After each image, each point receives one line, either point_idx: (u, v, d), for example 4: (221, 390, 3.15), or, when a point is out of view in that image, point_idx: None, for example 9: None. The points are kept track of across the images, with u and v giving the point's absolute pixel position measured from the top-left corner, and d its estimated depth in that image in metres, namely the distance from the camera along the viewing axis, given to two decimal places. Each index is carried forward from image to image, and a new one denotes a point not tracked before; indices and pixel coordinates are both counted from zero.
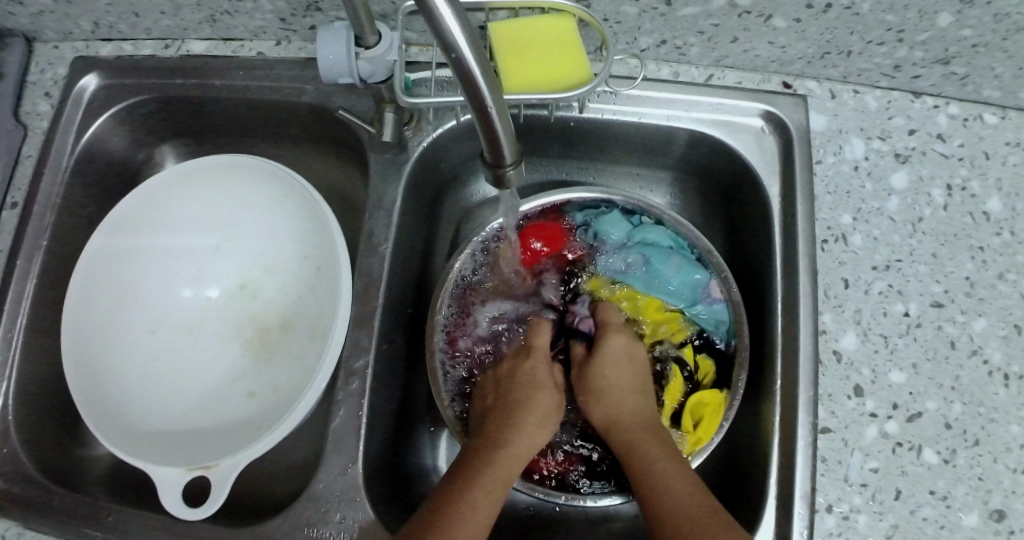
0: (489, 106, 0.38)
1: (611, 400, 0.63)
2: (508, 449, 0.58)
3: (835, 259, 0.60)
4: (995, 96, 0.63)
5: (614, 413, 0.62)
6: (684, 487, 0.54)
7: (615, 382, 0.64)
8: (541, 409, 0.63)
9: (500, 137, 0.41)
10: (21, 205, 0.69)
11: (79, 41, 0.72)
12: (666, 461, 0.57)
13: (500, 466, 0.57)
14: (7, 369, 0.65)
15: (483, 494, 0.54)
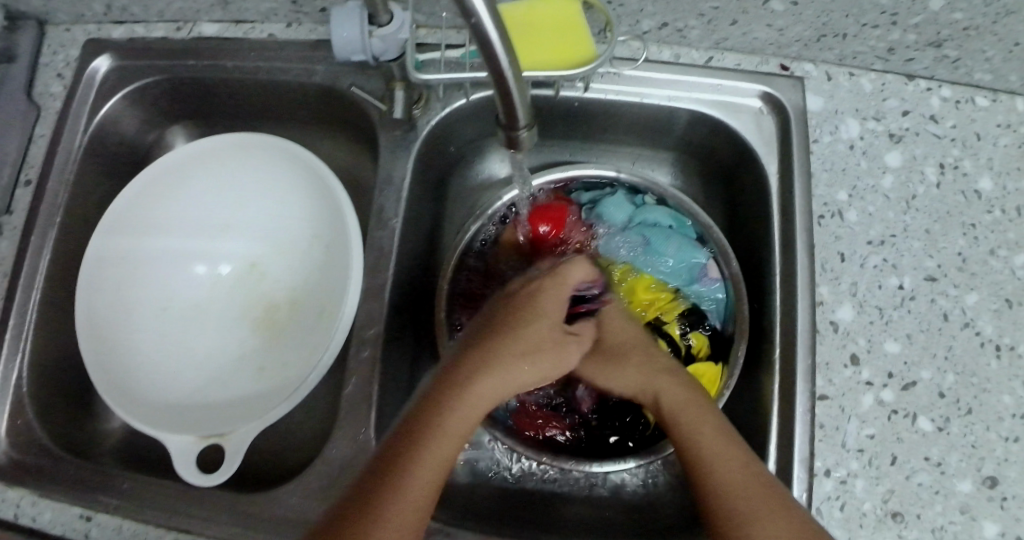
0: (506, 72, 0.40)
1: (607, 352, 0.57)
2: (484, 385, 0.50)
3: (831, 234, 0.62)
4: (987, 78, 0.65)
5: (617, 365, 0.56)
6: (719, 442, 0.49)
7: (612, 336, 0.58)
8: (538, 353, 0.53)
9: (514, 100, 0.42)
10: (35, 183, 0.70)
11: (91, 24, 0.74)
12: (689, 412, 0.51)
13: (469, 407, 0.49)
14: (22, 343, 0.66)
15: (444, 443, 0.47)
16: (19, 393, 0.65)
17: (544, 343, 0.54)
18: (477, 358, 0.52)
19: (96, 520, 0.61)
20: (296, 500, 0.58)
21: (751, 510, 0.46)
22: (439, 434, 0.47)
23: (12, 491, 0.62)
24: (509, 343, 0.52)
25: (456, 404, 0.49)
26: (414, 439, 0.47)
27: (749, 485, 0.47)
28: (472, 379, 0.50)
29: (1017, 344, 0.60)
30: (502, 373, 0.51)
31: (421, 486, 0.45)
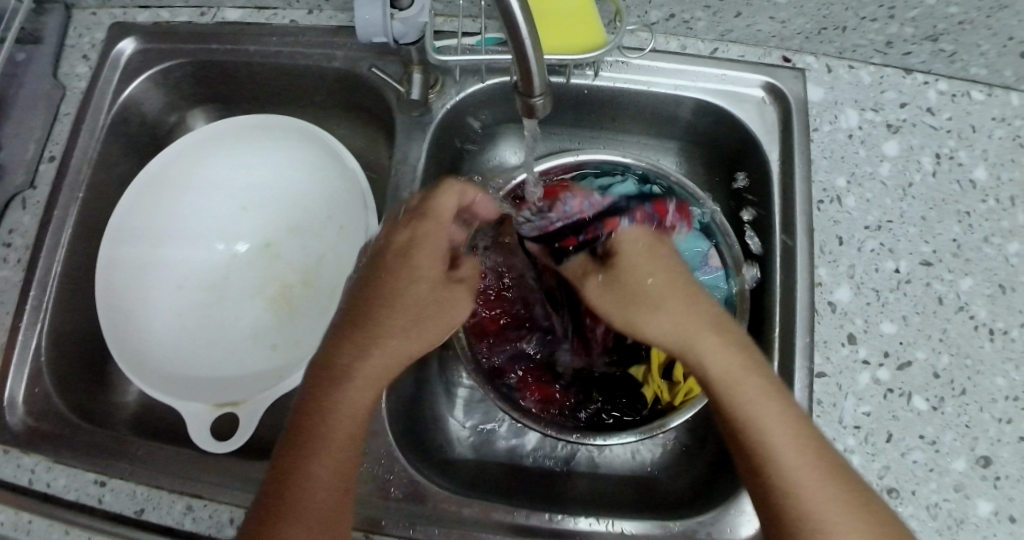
0: (527, 48, 0.43)
1: (648, 310, 0.53)
2: (359, 376, 0.51)
3: (830, 219, 0.64)
4: (982, 73, 0.67)
5: (657, 325, 0.52)
6: (778, 418, 0.47)
7: (650, 295, 0.54)
8: (414, 328, 0.54)
9: (533, 73, 0.45)
10: (59, 160, 0.72)
11: (116, 9, 0.76)
12: (746, 384, 0.49)
13: (351, 403, 0.51)
14: (41, 313, 0.67)
15: (340, 443, 0.50)
16: (37, 361, 0.66)
17: (418, 308, 0.55)
18: (352, 342, 0.53)
19: (110, 486, 0.61)
20: None
21: (816, 498, 0.45)
22: (332, 437, 0.50)
23: (29, 457, 0.63)
24: (384, 320, 0.53)
25: (339, 403, 0.50)
26: (312, 444, 0.50)
27: (805, 467, 0.46)
28: (350, 369, 0.51)
29: (1010, 328, 0.62)
30: (374, 357, 0.52)
31: (325, 493, 0.49)
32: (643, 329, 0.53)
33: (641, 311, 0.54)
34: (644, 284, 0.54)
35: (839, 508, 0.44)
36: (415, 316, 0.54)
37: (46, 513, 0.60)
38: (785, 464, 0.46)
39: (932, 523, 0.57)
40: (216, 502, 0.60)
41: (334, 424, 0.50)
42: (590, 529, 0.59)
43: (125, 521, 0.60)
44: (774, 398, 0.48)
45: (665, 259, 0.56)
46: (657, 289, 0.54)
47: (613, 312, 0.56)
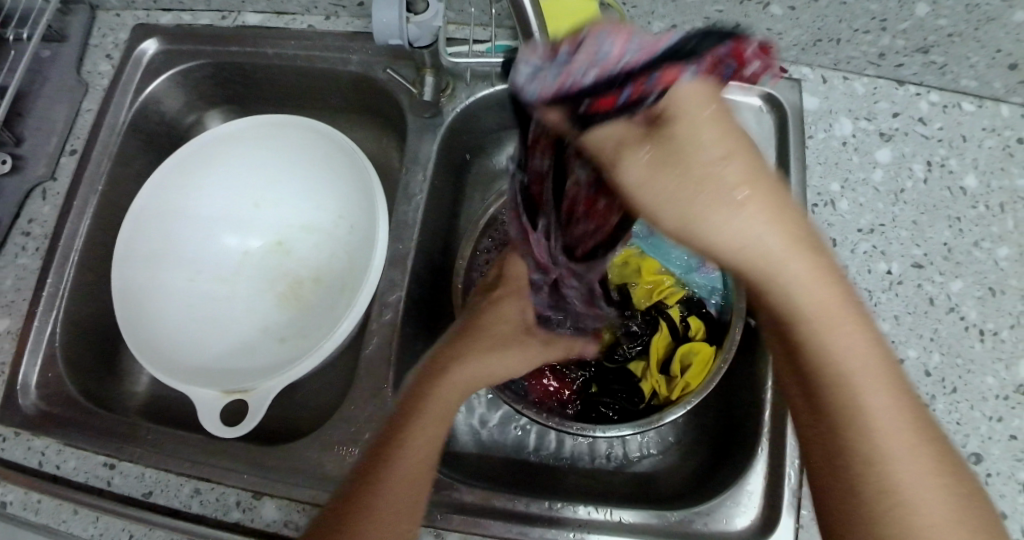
0: (534, 26, 0.45)
1: (726, 212, 0.37)
2: (463, 383, 0.59)
3: (824, 222, 0.67)
4: (972, 85, 0.70)
5: (734, 229, 0.37)
6: (854, 357, 0.42)
7: (692, 187, 0.37)
8: (514, 359, 0.62)
9: None
10: (80, 153, 0.75)
11: (140, 11, 0.79)
12: (829, 320, 0.41)
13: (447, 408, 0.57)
14: (57, 300, 0.69)
15: (429, 443, 0.55)
16: (51, 346, 0.68)
17: (497, 338, 0.62)
18: (468, 353, 0.60)
19: (119, 468, 0.63)
20: (315, 452, 0.62)
21: (900, 458, 0.42)
22: (429, 435, 0.55)
23: (39, 439, 0.65)
24: (489, 345, 0.61)
25: (440, 407, 0.57)
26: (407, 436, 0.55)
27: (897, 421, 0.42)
28: (451, 379, 0.58)
29: (1000, 329, 0.64)
30: (477, 374, 0.60)
31: (411, 473, 0.53)
32: (711, 235, 0.37)
33: (713, 208, 0.37)
34: (716, 171, 0.37)
35: (921, 468, 0.42)
36: (493, 342, 0.62)
37: (55, 494, 0.61)
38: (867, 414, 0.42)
39: None
40: (223, 486, 0.61)
41: (430, 423, 0.56)
42: (588, 518, 0.60)
43: (133, 503, 0.61)
44: (859, 334, 0.41)
45: (718, 110, 0.38)
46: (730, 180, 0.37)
47: (669, 208, 0.38)
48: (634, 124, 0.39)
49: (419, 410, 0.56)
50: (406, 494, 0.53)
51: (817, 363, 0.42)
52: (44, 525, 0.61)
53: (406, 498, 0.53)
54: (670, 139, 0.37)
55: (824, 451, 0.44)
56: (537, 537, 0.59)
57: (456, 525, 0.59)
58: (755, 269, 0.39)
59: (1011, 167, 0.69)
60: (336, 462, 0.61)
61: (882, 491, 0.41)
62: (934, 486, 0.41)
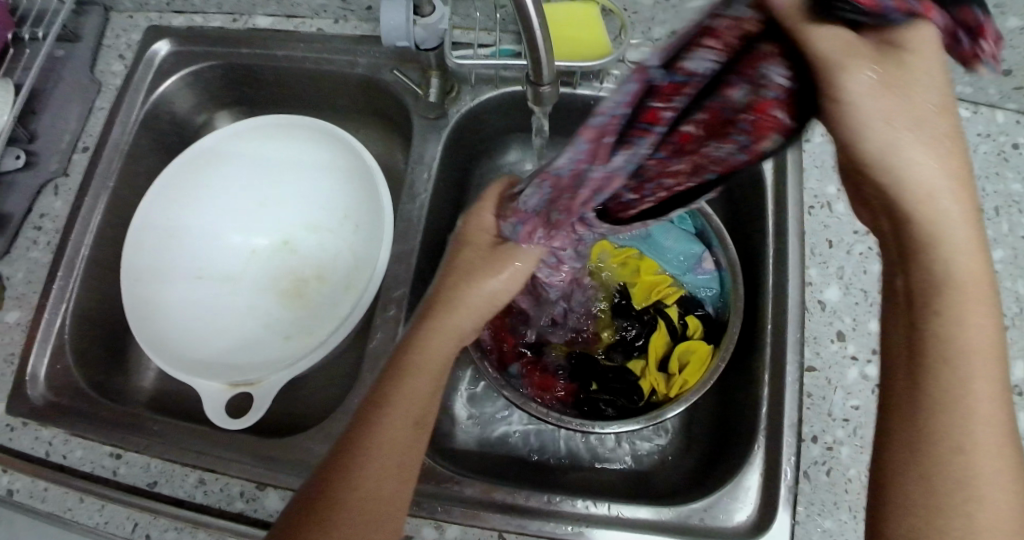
0: (538, 35, 0.48)
1: (916, 165, 0.39)
2: (438, 339, 0.54)
3: (821, 223, 0.69)
4: (968, 91, 0.71)
5: (929, 167, 0.39)
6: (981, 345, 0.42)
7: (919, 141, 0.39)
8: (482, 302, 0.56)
9: (543, 56, 0.50)
10: (92, 150, 0.76)
11: (153, 13, 0.81)
12: (958, 297, 0.42)
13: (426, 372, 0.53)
14: (67, 294, 0.70)
15: (413, 411, 0.52)
16: (60, 339, 0.69)
17: (468, 270, 0.56)
18: (435, 304, 0.55)
19: (125, 459, 0.64)
20: (319, 444, 0.62)
21: (983, 454, 0.41)
22: (411, 401, 0.52)
23: (46, 429, 0.66)
24: (456, 293, 0.55)
25: (416, 372, 0.53)
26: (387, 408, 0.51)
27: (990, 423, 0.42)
28: (426, 340, 0.54)
29: (995, 330, 0.65)
30: (450, 324, 0.55)
31: (398, 435, 0.51)
32: (903, 168, 0.39)
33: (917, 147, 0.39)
34: (896, 121, 0.39)
35: (998, 470, 0.41)
36: (463, 277, 0.56)
37: (62, 482, 0.62)
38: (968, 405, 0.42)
39: None
40: (227, 477, 0.62)
41: (407, 388, 0.52)
42: (587, 512, 0.60)
43: (138, 492, 0.62)
44: (989, 326, 0.42)
45: (941, 68, 0.38)
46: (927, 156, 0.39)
47: (878, 123, 0.38)
48: (853, 38, 0.37)
49: (399, 379, 0.52)
50: (393, 467, 0.50)
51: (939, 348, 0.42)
52: (50, 513, 0.62)
53: (393, 470, 0.50)
54: (899, 68, 0.38)
55: (917, 428, 0.43)
56: (535, 530, 0.60)
57: (456, 517, 0.60)
58: (918, 226, 0.41)
59: (1007, 171, 0.70)
60: None
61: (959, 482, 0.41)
62: (1005, 491, 0.41)
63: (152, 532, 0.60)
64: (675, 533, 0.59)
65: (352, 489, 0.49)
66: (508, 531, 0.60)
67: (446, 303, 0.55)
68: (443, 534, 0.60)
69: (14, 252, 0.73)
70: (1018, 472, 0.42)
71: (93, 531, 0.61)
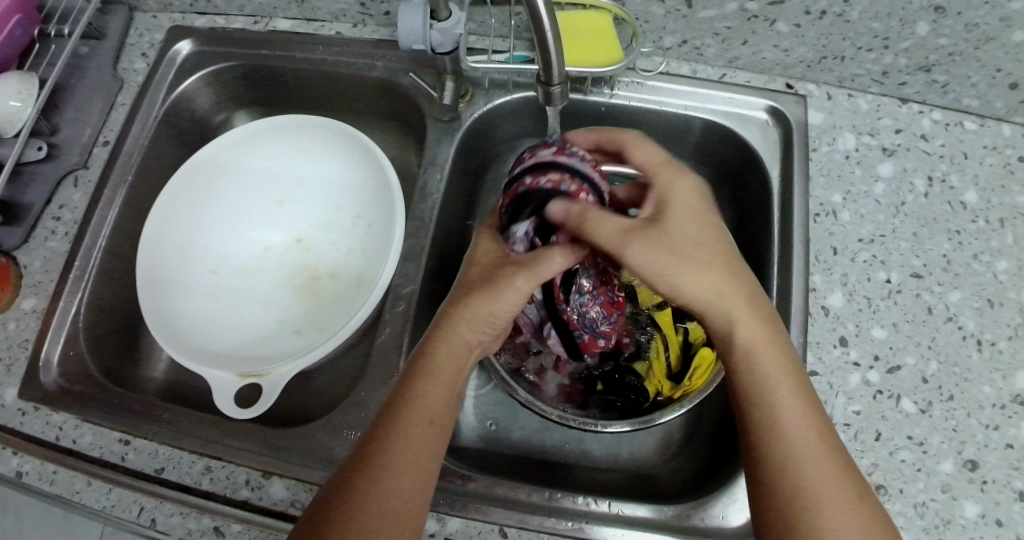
0: (553, 64, 0.52)
1: (682, 261, 0.52)
2: (448, 352, 0.56)
3: (826, 231, 0.69)
4: (974, 104, 0.72)
5: (698, 280, 0.52)
6: (765, 370, 0.51)
7: (674, 260, 0.52)
8: (485, 321, 0.57)
9: (555, 87, 0.54)
10: (112, 144, 0.78)
11: (176, 14, 0.83)
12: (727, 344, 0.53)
13: (438, 395, 0.54)
14: (83, 282, 0.72)
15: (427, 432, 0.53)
16: (74, 327, 0.71)
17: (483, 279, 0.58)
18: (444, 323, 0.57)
19: (133, 445, 0.65)
20: (324, 436, 0.64)
21: (794, 424, 0.50)
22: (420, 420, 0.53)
23: (57, 414, 0.67)
24: (465, 320, 0.57)
25: (428, 392, 0.54)
26: (393, 433, 0.52)
27: (811, 442, 0.49)
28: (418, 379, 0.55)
29: (997, 339, 0.65)
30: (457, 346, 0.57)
31: (410, 441, 0.52)
32: (682, 279, 0.52)
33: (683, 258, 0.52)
34: (682, 231, 0.53)
35: (826, 464, 0.48)
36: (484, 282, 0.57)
37: (72, 465, 0.64)
38: (778, 407, 0.50)
39: (921, 522, 0.60)
40: (234, 464, 0.63)
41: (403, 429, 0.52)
42: (587, 508, 0.61)
43: (145, 478, 0.63)
44: (780, 366, 0.51)
45: (702, 214, 0.55)
46: (680, 265, 0.52)
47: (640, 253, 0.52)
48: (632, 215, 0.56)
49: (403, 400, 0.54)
50: (396, 481, 0.50)
51: (753, 375, 0.51)
52: (57, 496, 0.63)
53: (398, 484, 0.50)
54: (662, 217, 0.54)
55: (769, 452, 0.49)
56: (537, 526, 0.60)
57: (459, 510, 0.60)
58: (711, 317, 0.54)
59: (1011, 184, 0.71)
60: (345, 445, 0.63)
61: (803, 494, 0.47)
62: (841, 495, 0.47)
63: (157, 517, 0.61)
64: (674, 531, 0.59)
65: (363, 515, 0.48)
66: (508, 525, 0.60)
67: (451, 318, 0.57)
68: (445, 528, 0.60)
69: (32, 241, 0.75)
70: (860, 494, 0.48)
71: (99, 515, 0.62)
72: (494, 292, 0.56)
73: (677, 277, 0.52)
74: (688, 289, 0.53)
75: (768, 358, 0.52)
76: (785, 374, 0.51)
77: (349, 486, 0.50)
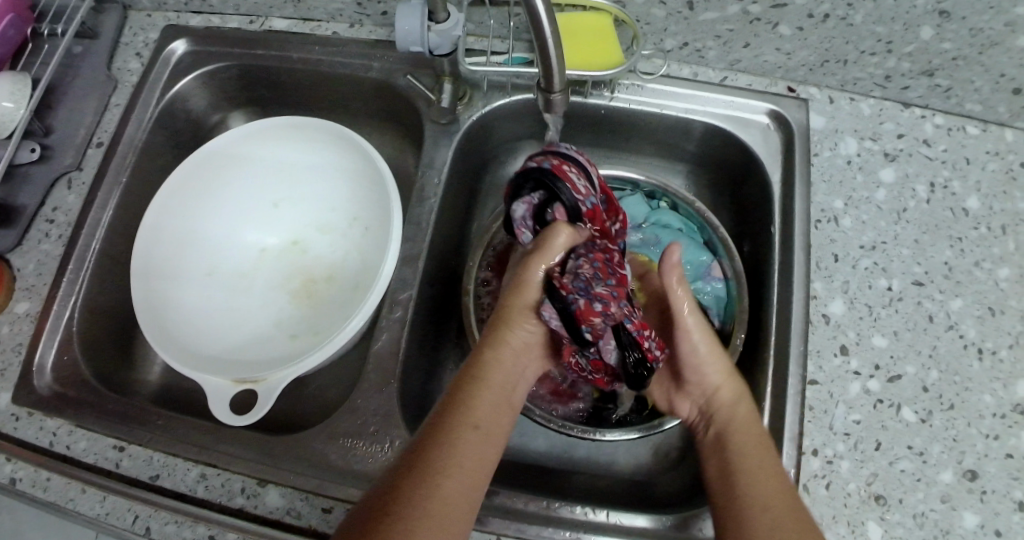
0: (554, 71, 0.50)
1: (724, 364, 0.60)
2: (497, 364, 0.56)
3: (827, 237, 0.68)
4: (977, 109, 0.71)
5: (720, 378, 0.59)
6: (750, 441, 0.55)
7: (703, 345, 0.60)
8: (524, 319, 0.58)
9: (556, 96, 0.53)
10: (106, 145, 0.77)
11: (171, 12, 0.82)
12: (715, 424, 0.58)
13: (486, 403, 0.53)
14: (77, 287, 0.71)
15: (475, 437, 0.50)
16: (69, 331, 0.70)
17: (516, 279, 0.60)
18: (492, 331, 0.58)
19: (128, 451, 0.65)
20: (320, 443, 0.63)
21: (755, 481, 0.52)
22: (470, 425, 0.51)
23: (51, 420, 0.66)
24: (508, 321, 0.58)
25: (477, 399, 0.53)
26: (444, 438, 0.50)
27: (768, 500, 0.50)
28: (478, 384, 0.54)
29: (998, 348, 0.65)
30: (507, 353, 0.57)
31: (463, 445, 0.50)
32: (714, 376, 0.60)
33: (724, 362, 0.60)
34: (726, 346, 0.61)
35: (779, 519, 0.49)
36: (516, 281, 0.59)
37: (65, 472, 0.63)
38: (741, 468, 0.53)
39: (919, 531, 0.59)
40: (229, 472, 0.62)
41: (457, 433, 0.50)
42: (585, 518, 0.60)
43: (140, 485, 0.63)
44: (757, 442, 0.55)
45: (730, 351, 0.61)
46: (704, 347, 0.60)
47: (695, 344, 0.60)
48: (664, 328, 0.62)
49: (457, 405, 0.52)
50: (454, 481, 0.48)
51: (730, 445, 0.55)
52: (52, 503, 0.63)
53: (451, 487, 0.48)
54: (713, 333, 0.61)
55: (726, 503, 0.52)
56: (535, 536, 0.60)
57: None
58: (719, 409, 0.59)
59: (1014, 190, 0.70)
60: (341, 453, 0.62)
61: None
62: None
63: (152, 525, 0.61)
64: None
65: (412, 514, 0.45)
66: (505, 535, 0.60)
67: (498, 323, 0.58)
68: None
69: (26, 244, 0.74)
70: None
71: (93, 522, 0.62)
72: (522, 283, 0.58)
73: (706, 361, 0.60)
74: (711, 374, 0.60)
75: (749, 435, 0.55)
76: (762, 449, 0.54)
77: (400, 486, 0.47)
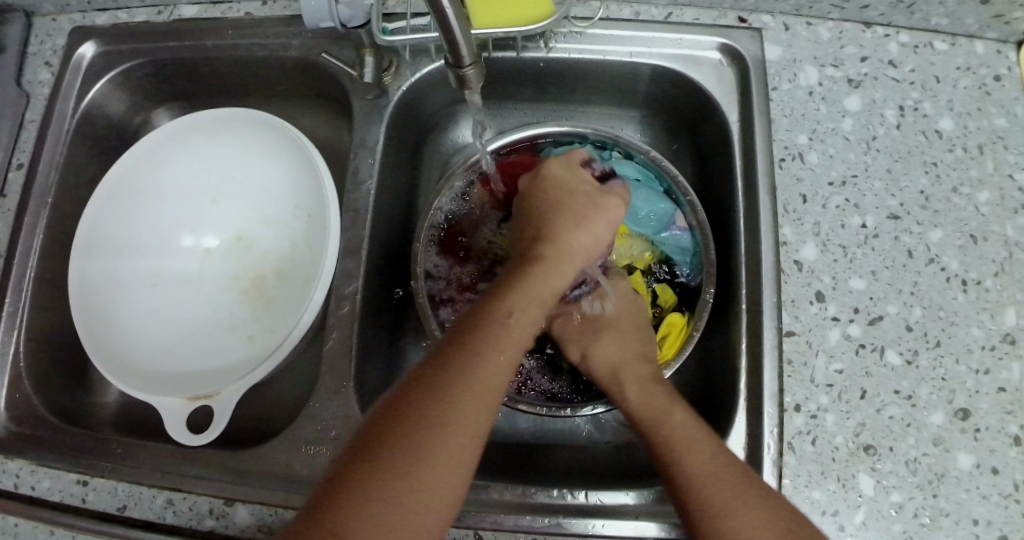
0: (460, 43, 0.45)
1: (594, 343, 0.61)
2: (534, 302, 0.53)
3: (793, 177, 0.64)
4: (943, 23, 0.65)
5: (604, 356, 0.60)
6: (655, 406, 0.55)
7: (573, 330, 0.63)
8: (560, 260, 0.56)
9: (469, 71, 0.48)
10: (27, 166, 0.73)
11: (75, 14, 0.77)
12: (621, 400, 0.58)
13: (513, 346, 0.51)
14: (18, 320, 0.68)
15: (472, 403, 0.46)
16: (16, 367, 0.68)
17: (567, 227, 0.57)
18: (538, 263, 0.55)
19: (92, 485, 0.62)
20: (282, 454, 0.61)
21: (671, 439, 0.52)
22: (497, 351, 0.49)
23: (13, 462, 0.64)
24: (549, 257, 0.56)
25: (485, 358, 0.48)
26: (473, 371, 0.47)
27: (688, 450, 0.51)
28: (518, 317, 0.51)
29: (983, 277, 0.61)
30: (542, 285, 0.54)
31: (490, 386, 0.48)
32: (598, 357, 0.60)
33: (601, 343, 0.61)
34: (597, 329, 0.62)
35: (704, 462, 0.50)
36: (579, 247, 0.57)
37: (30, 515, 0.61)
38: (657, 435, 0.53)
39: (913, 478, 0.56)
40: (195, 494, 0.60)
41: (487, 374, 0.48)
42: (563, 501, 0.58)
43: (109, 518, 0.61)
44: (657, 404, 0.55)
45: (604, 336, 0.61)
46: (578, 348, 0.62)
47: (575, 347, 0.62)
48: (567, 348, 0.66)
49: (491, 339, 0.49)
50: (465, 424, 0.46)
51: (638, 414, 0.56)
52: None
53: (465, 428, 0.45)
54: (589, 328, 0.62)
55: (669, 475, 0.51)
56: (511, 527, 0.57)
57: None
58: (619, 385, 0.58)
59: (988, 106, 0.65)
60: (304, 462, 0.60)
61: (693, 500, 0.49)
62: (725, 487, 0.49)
63: None
64: (656, 515, 0.57)
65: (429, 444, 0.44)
66: (482, 529, 0.57)
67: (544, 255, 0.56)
68: None
69: None
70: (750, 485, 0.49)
71: None
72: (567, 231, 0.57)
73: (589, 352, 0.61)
74: (581, 364, 0.62)
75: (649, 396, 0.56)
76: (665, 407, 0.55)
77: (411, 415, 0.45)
